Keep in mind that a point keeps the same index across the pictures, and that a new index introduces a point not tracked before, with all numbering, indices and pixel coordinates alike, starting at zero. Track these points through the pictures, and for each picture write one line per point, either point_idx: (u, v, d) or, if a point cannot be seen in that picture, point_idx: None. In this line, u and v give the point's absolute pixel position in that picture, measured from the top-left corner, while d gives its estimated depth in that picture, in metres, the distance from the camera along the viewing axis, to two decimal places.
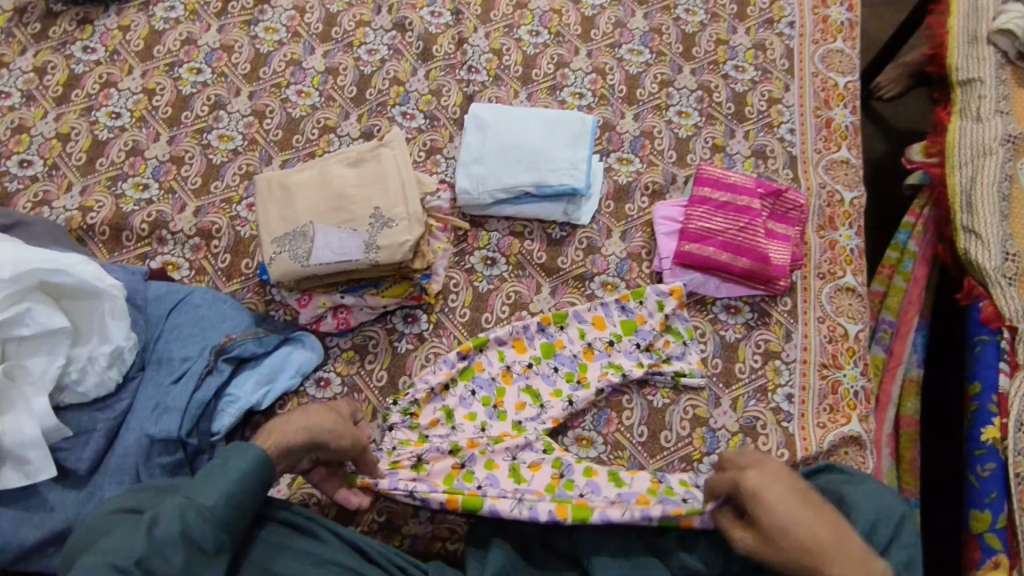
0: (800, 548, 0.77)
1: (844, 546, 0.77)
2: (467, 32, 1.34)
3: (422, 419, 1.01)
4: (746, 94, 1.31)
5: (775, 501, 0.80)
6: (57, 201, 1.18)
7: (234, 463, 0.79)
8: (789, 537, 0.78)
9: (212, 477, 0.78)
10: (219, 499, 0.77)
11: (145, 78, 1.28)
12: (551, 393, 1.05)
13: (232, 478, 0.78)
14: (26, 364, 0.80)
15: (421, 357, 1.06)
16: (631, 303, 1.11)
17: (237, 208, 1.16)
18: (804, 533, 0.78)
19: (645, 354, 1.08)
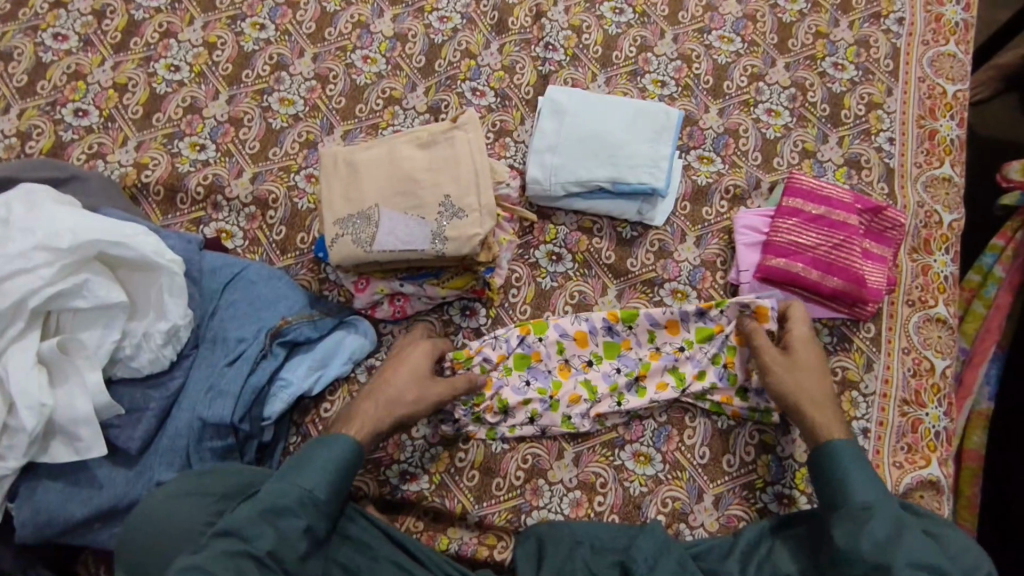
0: (803, 386, 0.93)
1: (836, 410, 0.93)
2: (546, 5, 1.25)
3: (480, 403, 0.98)
4: (844, 95, 1.21)
5: (803, 351, 0.96)
6: (111, 155, 1.14)
7: (335, 450, 0.82)
8: (805, 379, 0.94)
9: (314, 465, 0.80)
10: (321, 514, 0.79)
11: (206, 31, 1.22)
12: (607, 390, 1.00)
13: (335, 466, 0.81)
14: (81, 337, 0.77)
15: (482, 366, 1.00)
16: (711, 311, 1.02)
17: (295, 177, 1.11)
18: (815, 387, 0.93)
19: (717, 367, 1.01)
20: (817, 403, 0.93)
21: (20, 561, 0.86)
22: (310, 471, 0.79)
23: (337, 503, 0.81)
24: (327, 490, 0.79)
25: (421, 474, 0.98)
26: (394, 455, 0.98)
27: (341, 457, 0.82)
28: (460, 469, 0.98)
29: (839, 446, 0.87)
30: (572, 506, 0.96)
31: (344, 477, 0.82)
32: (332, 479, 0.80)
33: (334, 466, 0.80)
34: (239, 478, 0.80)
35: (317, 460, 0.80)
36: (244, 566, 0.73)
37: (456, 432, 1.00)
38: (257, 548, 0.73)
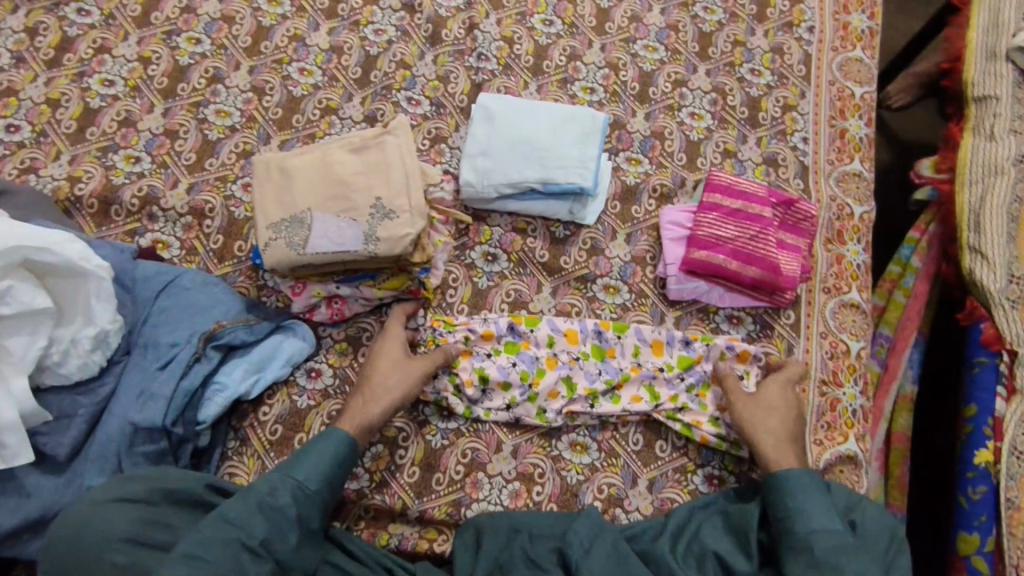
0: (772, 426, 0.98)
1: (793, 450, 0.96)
2: (478, 17, 1.30)
3: (458, 373, 1.03)
4: (761, 98, 1.28)
5: (776, 392, 1.01)
6: (43, 169, 1.13)
7: (333, 442, 0.87)
8: (771, 421, 0.98)
9: (309, 457, 0.85)
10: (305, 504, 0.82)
11: (141, 46, 1.23)
12: (585, 391, 1.03)
13: (330, 458, 0.86)
14: (5, 344, 0.76)
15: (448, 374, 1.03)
16: (696, 342, 1.07)
17: (231, 186, 1.12)
18: (778, 427, 0.98)
19: (689, 394, 1.05)
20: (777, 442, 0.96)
21: None
22: (304, 463, 0.85)
23: (329, 495, 0.86)
24: (318, 480, 0.84)
25: (361, 473, 0.99)
26: None
27: (338, 451, 0.87)
28: (400, 466, 0.99)
29: (790, 479, 0.90)
30: (511, 497, 0.99)
31: (338, 470, 0.87)
32: (327, 471, 0.85)
33: (328, 457, 0.86)
34: (161, 484, 0.80)
35: (314, 452, 0.86)
36: (240, 558, 0.76)
37: (396, 430, 1.01)
38: (252, 537, 0.77)
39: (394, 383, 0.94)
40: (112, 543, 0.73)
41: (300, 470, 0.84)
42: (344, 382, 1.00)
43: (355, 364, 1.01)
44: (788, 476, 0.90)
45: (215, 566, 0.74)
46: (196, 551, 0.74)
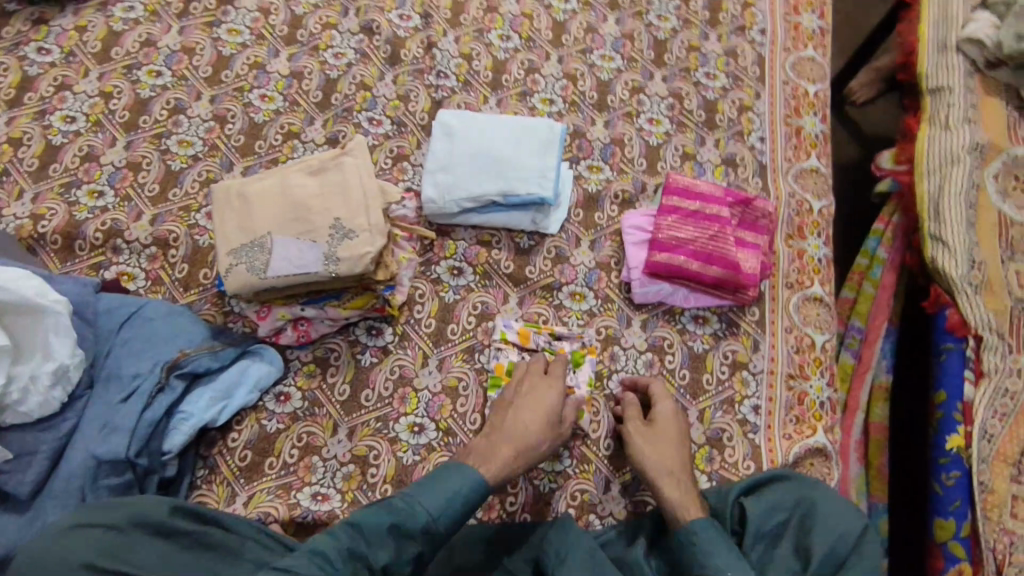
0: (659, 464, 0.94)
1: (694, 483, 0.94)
2: (435, 36, 1.32)
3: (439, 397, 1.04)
4: (717, 101, 1.31)
5: (665, 423, 0.98)
6: (6, 209, 1.13)
7: (462, 481, 0.85)
8: (666, 449, 0.95)
9: (442, 494, 0.83)
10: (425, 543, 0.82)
11: (102, 81, 1.24)
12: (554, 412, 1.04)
13: (460, 496, 0.84)
14: None
15: (411, 393, 1.04)
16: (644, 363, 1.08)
17: (195, 216, 1.13)
18: (666, 456, 0.94)
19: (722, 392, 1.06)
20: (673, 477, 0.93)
21: None
22: (437, 496, 0.83)
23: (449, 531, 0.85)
24: (446, 520, 0.83)
25: (333, 494, 0.96)
26: (305, 477, 0.97)
27: (468, 488, 0.85)
28: (372, 485, 0.98)
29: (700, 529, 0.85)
30: (484, 509, 0.99)
31: (467, 505, 0.85)
32: (457, 509, 0.84)
33: (459, 495, 0.84)
34: (129, 509, 0.78)
35: (446, 490, 0.84)
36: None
37: (367, 448, 1.00)
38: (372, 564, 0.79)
39: (531, 432, 0.94)
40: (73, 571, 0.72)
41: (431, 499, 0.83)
42: (313, 404, 1.02)
43: (323, 385, 1.03)
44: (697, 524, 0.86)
45: None
46: None
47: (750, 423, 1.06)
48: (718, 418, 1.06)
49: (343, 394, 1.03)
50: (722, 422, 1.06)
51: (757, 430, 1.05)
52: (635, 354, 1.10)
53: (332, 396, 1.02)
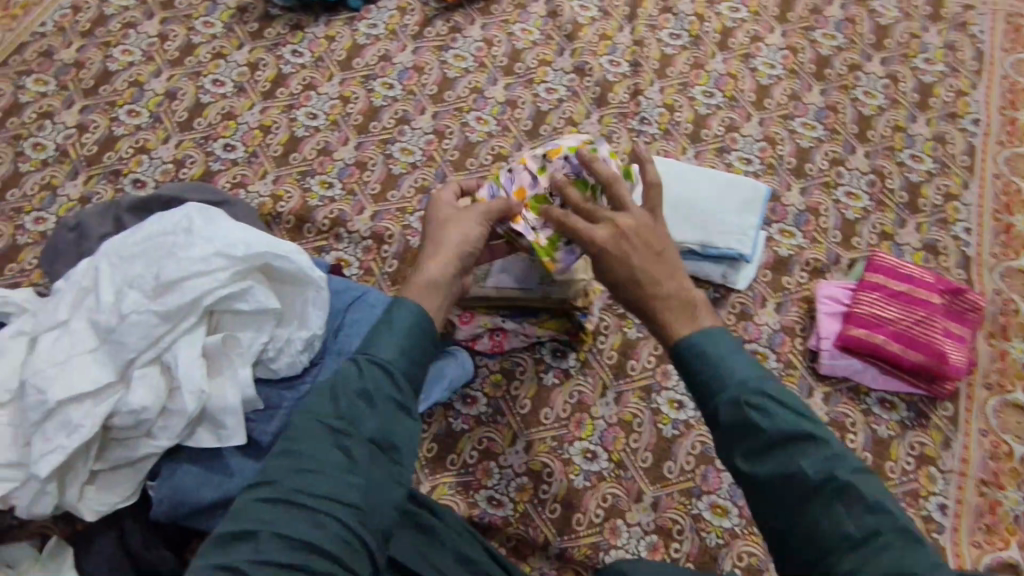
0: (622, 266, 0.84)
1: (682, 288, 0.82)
2: (643, 85, 1.38)
3: (601, 425, 1.07)
4: (921, 185, 1.29)
5: (626, 223, 0.85)
6: (252, 186, 1.27)
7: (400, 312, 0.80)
8: (648, 260, 0.84)
9: (381, 333, 0.79)
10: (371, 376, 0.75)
11: (342, 86, 1.38)
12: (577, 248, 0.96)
13: (403, 329, 0.79)
14: (237, 335, 0.87)
15: (584, 419, 1.08)
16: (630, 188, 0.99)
17: (409, 218, 1.24)
18: (647, 267, 0.83)
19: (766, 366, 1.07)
20: (637, 281, 0.83)
21: (146, 538, 0.89)
22: (376, 348, 0.78)
23: (407, 367, 0.78)
24: (389, 352, 0.77)
25: (506, 501, 1.02)
26: (482, 480, 1.03)
27: (404, 318, 0.80)
28: (543, 501, 1.02)
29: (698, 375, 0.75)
30: (649, 549, 0.99)
31: (409, 340, 0.79)
32: (401, 344, 0.78)
33: (399, 326, 0.79)
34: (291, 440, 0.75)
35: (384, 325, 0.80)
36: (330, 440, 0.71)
37: (542, 464, 1.04)
38: (331, 416, 0.72)
39: (449, 244, 0.89)
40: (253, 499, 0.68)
41: (372, 348, 0.78)
42: (496, 413, 1.08)
43: (507, 396, 1.09)
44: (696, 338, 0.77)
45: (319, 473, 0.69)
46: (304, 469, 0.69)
47: (934, 521, 1.01)
48: (900, 509, 1.02)
49: (524, 409, 1.08)
50: (903, 514, 1.02)
51: (942, 531, 1.01)
52: None
53: (514, 408, 1.08)
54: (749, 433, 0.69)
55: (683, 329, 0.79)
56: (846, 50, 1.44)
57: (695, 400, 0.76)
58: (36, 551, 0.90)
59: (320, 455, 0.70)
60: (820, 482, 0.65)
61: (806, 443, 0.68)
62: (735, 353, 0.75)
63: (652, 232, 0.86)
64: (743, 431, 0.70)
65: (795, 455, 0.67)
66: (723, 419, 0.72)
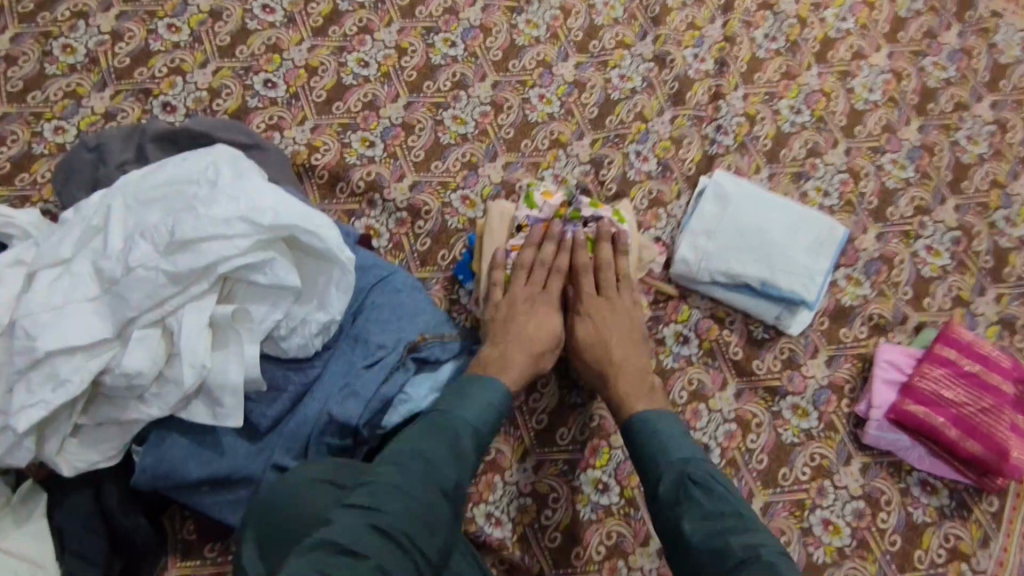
0: (593, 338, 0.98)
1: (647, 379, 0.94)
2: (726, 88, 1.25)
3: (617, 458, 0.99)
4: (1010, 252, 1.17)
5: (604, 305, 1.00)
6: (287, 131, 1.18)
7: (491, 386, 0.87)
8: (624, 352, 0.96)
9: (473, 398, 0.85)
10: (470, 442, 0.82)
11: (400, 35, 1.26)
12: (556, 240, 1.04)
13: (495, 407, 0.86)
14: (250, 308, 0.80)
15: (602, 447, 1.00)
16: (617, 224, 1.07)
17: (450, 195, 1.14)
18: (621, 355, 0.95)
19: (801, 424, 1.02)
20: (605, 350, 0.96)
21: (123, 502, 0.84)
22: (477, 406, 0.84)
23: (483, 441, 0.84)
24: (488, 425, 0.84)
25: (505, 521, 0.95)
26: (483, 494, 0.96)
27: (495, 396, 0.86)
28: (543, 527, 0.96)
29: (646, 447, 0.85)
30: None
31: (495, 419, 0.86)
32: (491, 417, 0.85)
33: (495, 405, 0.86)
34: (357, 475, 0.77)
35: (482, 395, 0.86)
36: (434, 493, 0.75)
37: (549, 488, 0.97)
38: (440, 472, 0.77)
39: (533, 335, 0.95)
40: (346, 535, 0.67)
41: (470, 412, 0.84)
42: (509, 424, 1.00)
43: (523, 408, 1.01)
44: (646, 413, 0.88)
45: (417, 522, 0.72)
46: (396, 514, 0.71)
47: None
48: None
49: (539, 425, 1.00)
50: None
51: None
52: (845, 497, 1.00)
53: (529, 422, 1.00)
54: (680, 505, 0.78)
55: (638, 405, 0.90)
56: (956, 85, 1.29)
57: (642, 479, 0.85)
58: (9, 489, 0.83)
59: (423, 497, 0.74)
60: (743, 559, 0.71)
61: (734, 522, 0.75)
62: (679, 431, 0.86)
63: (634, 320, 1.00)
64: (674, 502, 0.79)
65: (724, 537, 0.73)
66: (662, 491, 0.81)
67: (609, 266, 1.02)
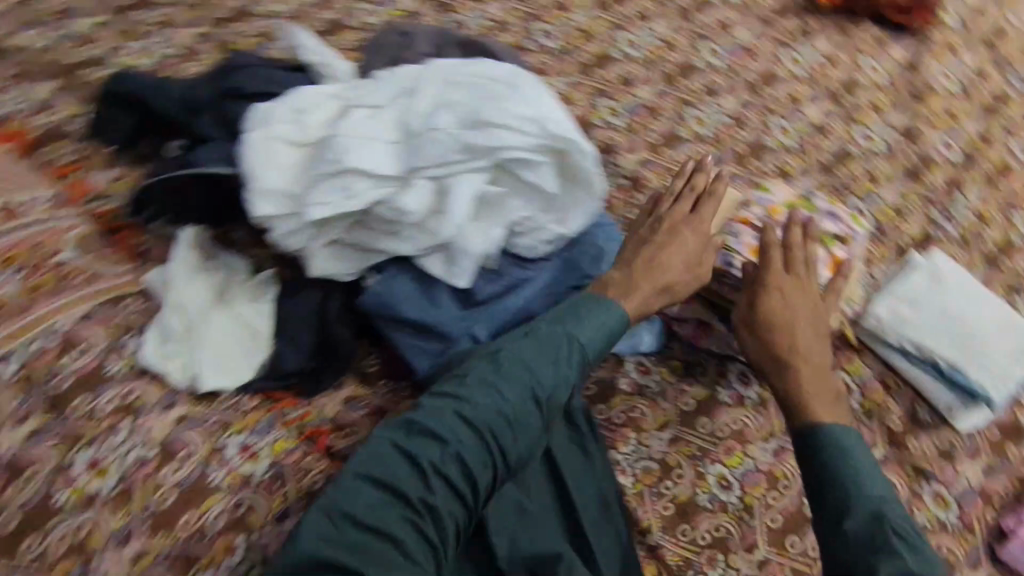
0: (780, 322, 0.97)
1: (830, 380, 0.95)
2: (965, 182, 1.26)
3: (747, 465, 1.02)
4: None
5: (793, 291, 1.00)
6: (550, 76, 1.29)
7: (608, 314, 0.92)
8: (803, 339, 0.97)
9: (587, 321, 0.90)
10: (572, 361, 0.88)
11: (673, 32, 1.36)
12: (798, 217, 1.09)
13: (608, 330, 0.91)
14: (509, 200, 0.93)
15: (736, 449, 1.03)
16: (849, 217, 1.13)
17: (672, 181, 1.22)
18: (801, 343, 0.97)
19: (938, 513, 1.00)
20: (793, 343, 0.96)
21: (340, 314, 1.01)
22: (586, 327, 0.90)
23: (591, 361, 0.90)
24: (596, 348, 0.90)
25: (629, 474, 1.01)
26: (617, 443, 1.02)
27: (608, 319, 0.91)
28: (660, 494, 1.00)
29: (841, 476, 0.84)
30: None
31: (607, 342, 0.91)
32: (601, 340, 0.90)
33: (605, 329, 0.91)
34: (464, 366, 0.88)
35: (597, 320, 0.91)
36: (526, 400, 0.84)
37: (677, 463, 1.02)
38: (540, 387, 0.85)
39: (671, 268, 0.98)
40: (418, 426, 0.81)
41: (583, 335, 0.89)
42: (659, 395, 1.07)
43: (677, 386, 1.07)
44: (835, 427, 0.89)
45: (494, 425, 0.82)
46: (477, 408, 0.82)
47: None
48: None
49: (686, 406, 1.06)
50: None
51: None
52: None
53: (678, 400, 1.06)
54: (875, 551, 0.77)
55: (817, 413, 0.90)
56: None
57: (820, 504, 0.84)
58: (247, 274, 1.05)
59: (507, 399, 0.83)
60: None
61: None
62: (873, 468, 0.86)
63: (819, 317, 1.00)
64: (867, 543, 0.78)
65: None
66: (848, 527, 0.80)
67: (794, 249, 1.03)
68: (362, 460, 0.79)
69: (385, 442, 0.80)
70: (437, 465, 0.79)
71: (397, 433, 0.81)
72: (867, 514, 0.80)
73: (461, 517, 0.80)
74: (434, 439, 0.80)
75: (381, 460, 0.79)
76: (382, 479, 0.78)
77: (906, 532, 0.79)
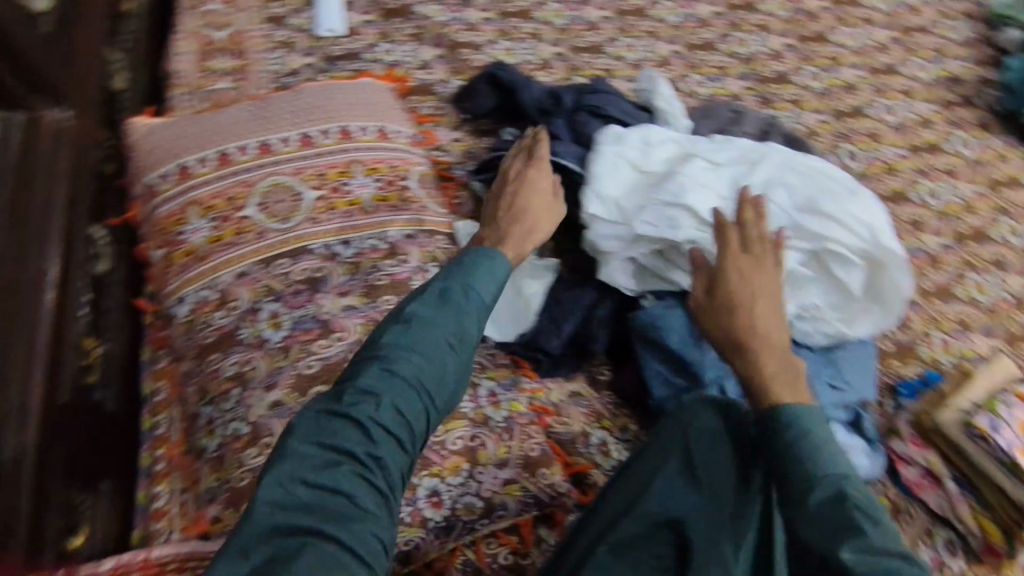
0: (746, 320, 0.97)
1: (788, 355, 0.96)
2: None
3: None
4: None
5: (757, 277, 0.99)
6: None
7: (483, 283, 1.02)
8: (764, 321, 0.97)
9: (468, 276, 1.01)
10: (469, 313, 0.98)
11: (975, 197, 1.39)
12: None
13: (494, 278, 1.03)
14: (810, 286, 1.06)
15: None
16: None
17: (936, 331, 1.22)
18: (763, 327, 0.97)
19: None
20: (743, 330, 0.97)
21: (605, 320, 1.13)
22: (468, 302, 0.99)
23: (485, 310, 1.01)
24: (489, 296, 1.01)
25: None
26: None
27: (484, 274, 1.03)
28: None
29: (793, 433, 0.87)
30: None
31: (498, 288, 1.03)
32: (490, 290, 1.02)
33: (494, 279, 1.03)
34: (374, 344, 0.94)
35: (479, 273, 1.02)
36: (446, 356, 0.94)
37: None
38: (449, 335, 0.95)
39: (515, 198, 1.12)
40: (332, 412, 0.87)
41: (476, 287, 1.01)
42: None
43: None
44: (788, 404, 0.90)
45: (409, 384, 0.90)
46: (395, 376, 0.90)
47: None
48: None
49: None
50: None
51: None
52: None
53: None
54: (839, 526, 0.79)
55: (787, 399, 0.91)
56: None
57: (781, 487, 0.86)
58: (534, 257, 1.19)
59: (424, 351, 0.92)
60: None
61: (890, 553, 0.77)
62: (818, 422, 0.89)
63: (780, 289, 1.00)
64: (829, 520, 0.80)
65: (883, 562, 0.76)
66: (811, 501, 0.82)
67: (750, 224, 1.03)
68: (298, 433, 0.85)
69: (309, 427, 0.85)
70: (372, 422, 0.87)
71: (318, 422, 0.86)
72: (817, 480, 0.83)
73: (404, 462, 0.88)
74: (366, 397, 0.88)
75: (308, 443, 0.84)
76: (326, 444, 0.84)
77: (847, 498, 0.81)
